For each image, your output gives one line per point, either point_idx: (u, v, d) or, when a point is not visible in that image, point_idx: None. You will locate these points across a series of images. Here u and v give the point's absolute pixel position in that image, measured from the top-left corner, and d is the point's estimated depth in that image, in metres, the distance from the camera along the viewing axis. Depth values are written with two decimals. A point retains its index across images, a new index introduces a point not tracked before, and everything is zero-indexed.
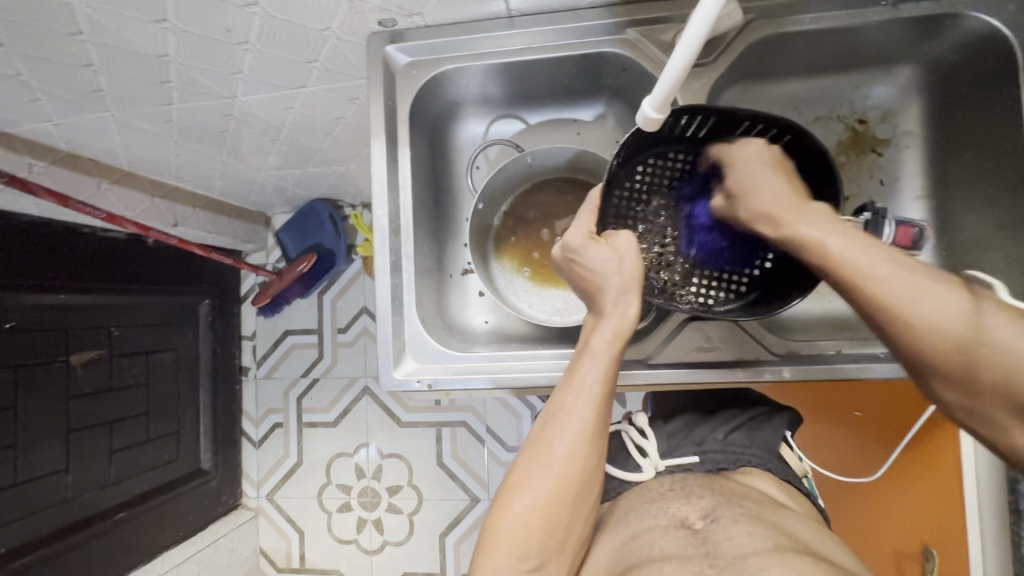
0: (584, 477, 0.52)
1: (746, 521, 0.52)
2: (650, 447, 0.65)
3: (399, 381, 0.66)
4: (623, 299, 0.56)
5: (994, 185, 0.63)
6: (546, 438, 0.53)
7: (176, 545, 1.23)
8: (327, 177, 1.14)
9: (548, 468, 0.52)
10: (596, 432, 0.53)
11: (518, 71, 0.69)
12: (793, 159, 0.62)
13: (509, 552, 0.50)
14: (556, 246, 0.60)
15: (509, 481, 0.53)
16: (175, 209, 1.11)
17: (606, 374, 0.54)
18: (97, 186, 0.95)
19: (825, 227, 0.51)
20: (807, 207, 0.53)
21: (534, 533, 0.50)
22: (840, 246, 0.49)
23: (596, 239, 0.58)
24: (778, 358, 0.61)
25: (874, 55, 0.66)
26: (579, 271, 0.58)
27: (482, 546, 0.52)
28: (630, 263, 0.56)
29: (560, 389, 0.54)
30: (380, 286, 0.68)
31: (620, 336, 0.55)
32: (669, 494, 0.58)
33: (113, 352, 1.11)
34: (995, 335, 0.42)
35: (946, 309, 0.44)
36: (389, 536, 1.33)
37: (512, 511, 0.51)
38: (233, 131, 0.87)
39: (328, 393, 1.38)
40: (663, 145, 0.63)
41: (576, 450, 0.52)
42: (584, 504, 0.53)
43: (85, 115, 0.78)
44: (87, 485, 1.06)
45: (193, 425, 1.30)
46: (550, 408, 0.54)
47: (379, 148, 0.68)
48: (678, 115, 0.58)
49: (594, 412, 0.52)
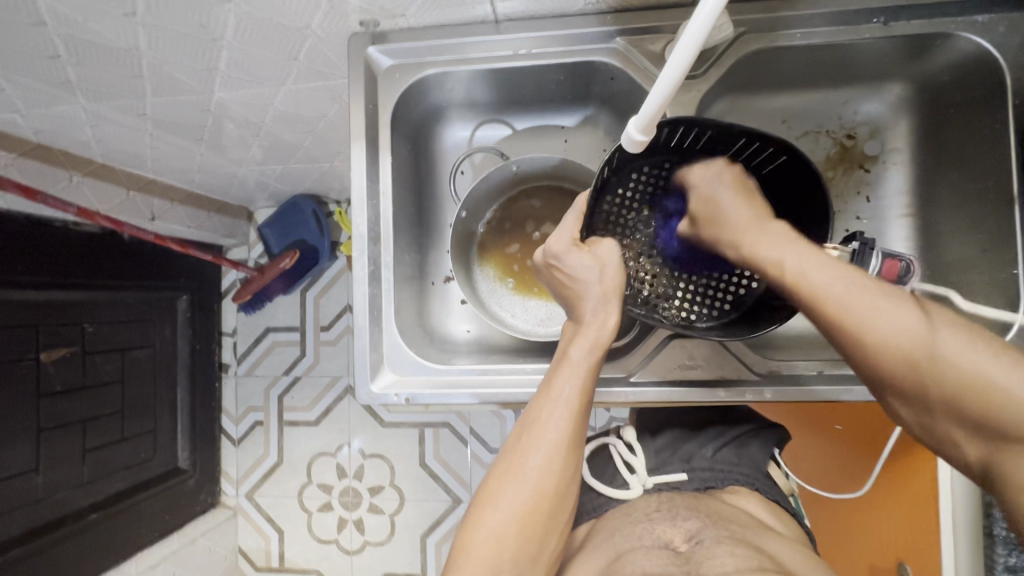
0: (559, 490, 0.51)
1: (728, 542, 0.52)
2: (638, 463, 0.66)
3: (378, 394, 0.65)
4: (603, 307, 0.55)
5: (979, 205, 0.63)
6: (521, 448, 0.51)
7: (152, 545, 1.21)
8: (311, 174, 1.12)
9: (522, 479, 0.50)
10: (572, 443, 0.52)
11: (505, 76, 0.68)
12: (787, 178, 0.61)
13: (479, 568, 0.48)
14: (537, 250, 0.59)
15: (481, 493, 0.52)
16: (152, 204, 1.08)
17: (584, 384, 0.52)
18: (69, 179, 0.92)
19: (780, 247, 0.52)
20: (766, 225, 0.55)
21: (506, 547, 0.49)
22: (797, 265, 0.50)
23: (579, 245, 0.57)
24: (761, 378, 0.61)
25: (864, 72, 0.66)
26: (561, 277, 0.57)
27: (451, 561, 0.50)
28: (612, 272, 0.56)
29: (537, 398, 0.53)
30: (359, 295, 0.66)
31: (598, 345, 0.54)
32: (655, 515, 0.58)
33: (86, 349, 1.08)
34: (948, 352, 0.43)
35: (900, 327, 0.45)
36: (370, 537, 1.32)
37: (484, 524, 0.49)
38: (212, 126, 0.84)
39: (310, 391, 1.36)
40: (657, 156, 0.62)
41: (552, 461, 0.50)
42: (559, 518, 0.52)
43: (55, 106, 0.75)
44: (57, 486, 1.03)
45: (170, 423, 1.27)
46: (525, 419, 0.53)
47: (360, 153, 0.66)
48: (673, 126, 0.57)
49: (571, 422, 0.51)
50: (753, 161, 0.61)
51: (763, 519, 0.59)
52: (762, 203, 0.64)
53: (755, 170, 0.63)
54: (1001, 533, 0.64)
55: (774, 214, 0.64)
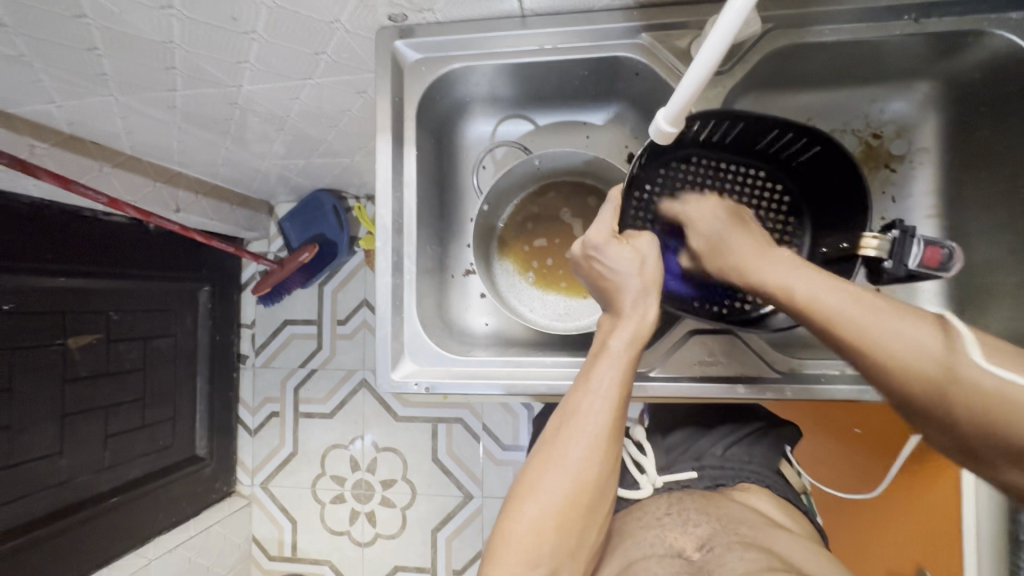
0: (599, 483, 0.51)
1: (739, 547, 0.51)
2: (647, 462, 0.65)
3: (397, 382, 0.65)
4: (643, 300, 0.55)
5: (1011, 208, 0.62)
6: (561, 440, 0.51)
7: (168, 530, 1.23)
8: (332, 169, 1.13)
9: (563, 470, 0.50)
10: (612, 435, 0.51)
11: (529, 72, 0.68)
12: (817, 169, 0.62)
13: (520, 557, 0.48)
14: (576, 242, 0.59)
15: (520, 485, 0.52)
16: (177, 195, 1.10)
17: (624, 375, 0.53)
18: (99, 169, 0.94)
19: (788, 272, 0.52)
20: (770, 251, 0.55)
21: (548, 537, 0.49)
22: (805, 289, 0.49)
23: (618, 238, 0.57)
24: (781, 375, 0.61)
25: (893, 70, 0.65)
26: (599, 270, 0.57)
27: (489, 552, 0.50)
28: (652, 264, 0.56)
29: (576, 389, 0.53)
30: (381, 285, 0.67)
31: (638, 338, 0.54)
32: (666, 519, 0.58)
33: (111, 336, 1.10)
34: (968, 369, 0.41)
35: (914, 349, 0.44)
36: (381, 530, 1.33)
37: (525, 515, 0.49)
38: (238, 119, 0.86)
39: (326, 383, 1.38)
40: (687, 149, 0.62)
41: (592, 452, 0.50)
42: (598, 510, 0.51)
43: (88, 98, 0.77)
44: (80, 468, 1.05)
45: (189, 411, 1.29)
46: (564, 409, 0.53)
47: (384, 146, 0.67)
48: (702, 120, 0.57)
49: (611, 414, 0.51)
50: (783, 152, 0.62)
51: (776, 519, 0.58)
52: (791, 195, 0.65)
53: (785, 162, 0.63)
54: None
55: (802, 204, 0.65)
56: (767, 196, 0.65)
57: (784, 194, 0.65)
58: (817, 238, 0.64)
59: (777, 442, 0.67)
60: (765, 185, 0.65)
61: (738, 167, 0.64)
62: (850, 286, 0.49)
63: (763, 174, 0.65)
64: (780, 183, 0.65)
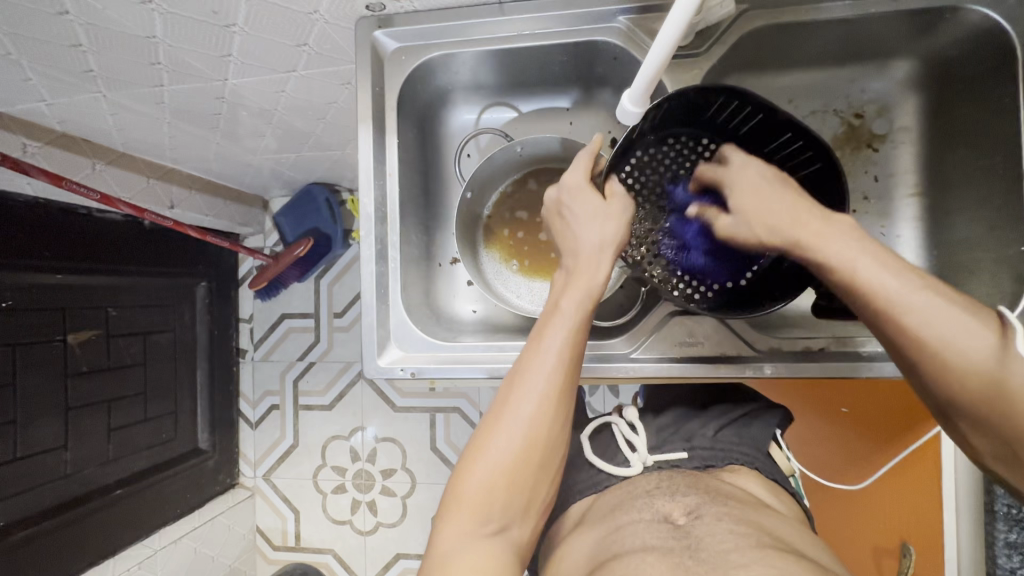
0: (549, 441, 0.51)
1: (728, 518, 0.52)
2: (639, 441, 0.65)
3: (384, 368, 0.66)
4: (598, 258, 0.55)
5: (989, 184, 0.61)
6: (511, 399, 0.52)
7: (173, 521, 1.25)
8: (323, 162, 1.14)
9: (513, 430, 0.51)
10: (562, 394, 0.52)
11: (511, 58, 0.69)
12: (806, 187, 0.61)
13: (471, 514, 0.50)
14: (548, 191, 0.60)
15: (473, 444, 0.52)
16: (171, 191, 1.11)
17: (576, 334, 0.53)
18: (92, 167, 0.95)
19: (846, 251, 0.47)
20: (828, 220, 0.49)
21: (497, 495, 0.50)
22: (868, 274, 0.46)
23: (583, 193, 0.58)
24: (761, 354, 0.61)
25: (871, 48, 0.65)
26: (560, 228, 0.58)
27: (442, 511, 0.52)
28: (610, 221, 0.56)
29: (528, 348, 0.54)
30: (366, 273, 0.67)
31: (591, 297, 0.54)
32: (655, 490, 0.59)
33: (110, 331, 1.12)
34: (1018, 378, 0.42)
35: (974, 352, 0.43)
36: (382, 518, 1.35)
37: (476, 474, 0.50)
38: (227, 114, 0.86)
39: (325, 376, 1.39)
40: (699, 126, 0.63)
41: (543, 411, 0.51)
42: (549, 470, 0.52)
43: (78, 95, 0.78)
44: (85, 462, 1.07)
45: (190, 405, 1.31)
46: (517, 368, 0.53)
47: (366, 136, 0.67)
48: (704, 96, 0.58)
49: (562, 372, 0.52)
50: (783, 161, 0.62)
51: (759, 495, 0.60)
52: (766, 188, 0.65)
53: (782, 171, 0.63)
54: (1004, 511, 0.65)
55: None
56: None
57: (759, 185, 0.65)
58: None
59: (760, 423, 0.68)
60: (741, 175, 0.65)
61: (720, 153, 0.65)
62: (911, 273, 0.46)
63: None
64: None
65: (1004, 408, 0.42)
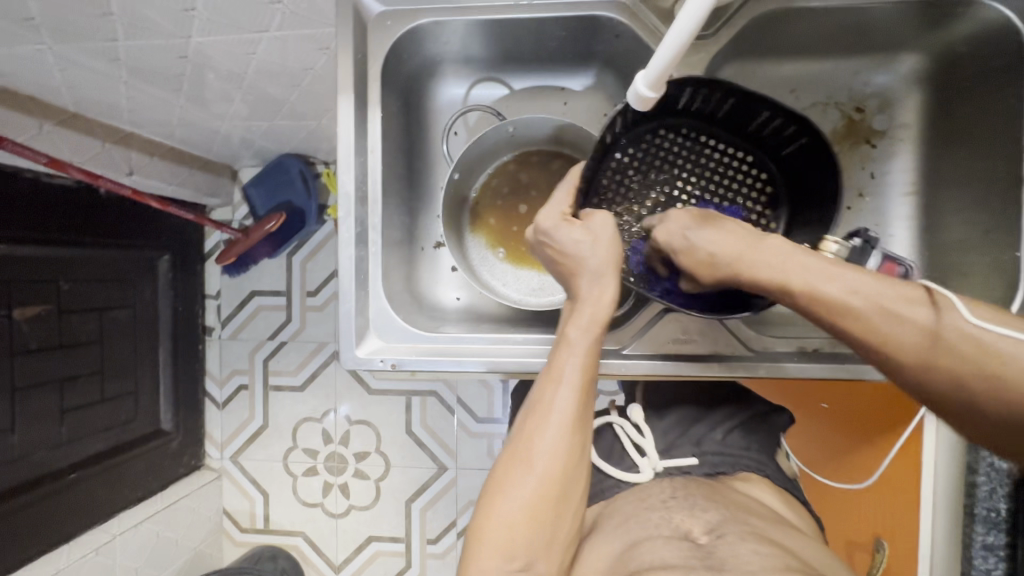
0: (568, 473, 0.51)
1: (751, 538, 0.51)
2: (648, 445, 0.65)
3: (362, 359, 0.63)
4: (598, 283, 0.54)
5: (987, 185, 0.61)
6: (527, 435, 0.52)
7: (134, 505, 1.20)
8: (298, 132, 1.07)
9: (528, 466, 0.50)
10: (577, 423, 0.51)
11: (506, 29, 0.64)
12: (803, 163, 0.60)
13: (496, 553, 0.49)
14: (528, 228, 0.59)
15: (491, 483, 0.52)
16: (129, 157, 1.03)
17: (585, 363, 0.52)
18: (38, 128, 0.86)
19: (776, 262, 0.49)
20: (761, 241, 0.50)
21: (520, 532, 0.49)
22: (803, 281, 0.47)
23: (569, 220, 0.56)
24: (754, 355, 0.60)
25: (877, 39, 0.64)
26: (555, 254, 0.57)
27: (466, 552, 0.50)
28: (606, 245, 0.54)
29: (540, 380, 0.53)
30: (344, 257, 0.63)
31: (597, 323, 0.53)
32: (671, 503, 0.57)
33: (62, 308, 1.04)
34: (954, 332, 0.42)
35: (907, 321, 0.43)
36: (355, 501, 1.33)
37: (495, 513, 0.50)
38: (192, 75, 0.79)
39: (296, 356, 1.34)
40: (683, 117, 0.61)
41: (559, 443, 0.50)
42: (571, 501, 0.52)
43: (19, 46, 0.69)
44: (35, 445, 1.01)
45: (152, 385, 1.25)
46: (531, 402, 0.53)
47: (348, 107, 0.62)
48: (693, 87, 0.56)
49: (575, 401, 0.51)
50: (775, 141, 0.60)
51: (778, 509, 0.60)
52: (773, 186, 0.63)
53: (776, 150, 0.61)
54: (982, 514, 0.65)
55: (781, 199, 0.63)
56: (745, 180, 0.63)
57: (767, 183, 0.63)
58: (789, 235, 0.63)
59: (756, 423, 0.68)
60: (743, 166, 0.63)
61: (723, 145, 0.62)
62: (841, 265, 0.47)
63: (750, 160, 0.63)
64: (770, 176, 0.63)
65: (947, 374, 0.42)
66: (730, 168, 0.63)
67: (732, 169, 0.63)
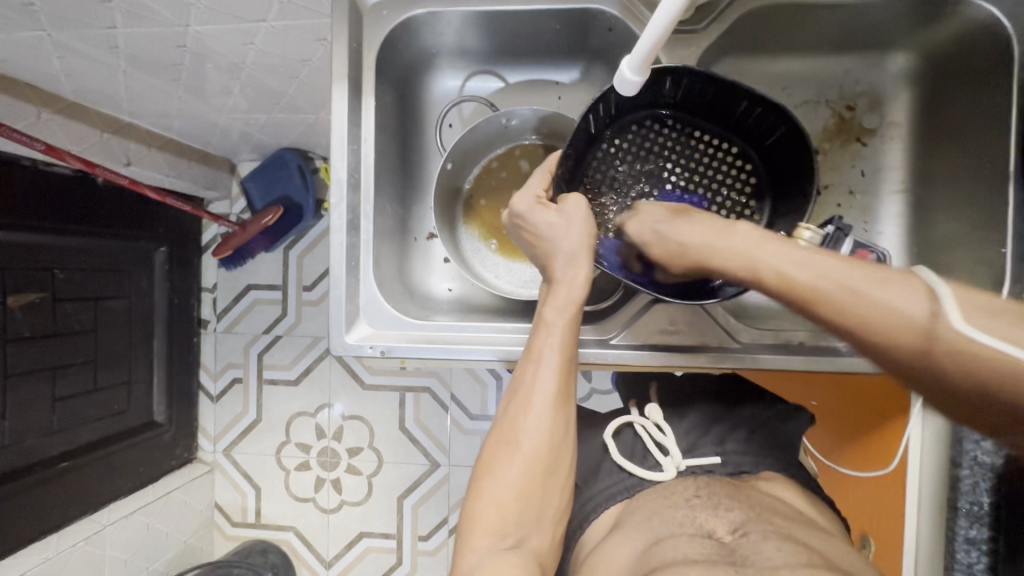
0: (553, 451, 0.51)
1: (775, 537, 0.50)
2: (670, 443, 0.62)
3: (352, 345, 0.63)
4: (572, 262, 0.54)
5: (973, 182, 0.61)
6: (511, 415, 0.52)
7: (125, 496, 1.20)
8: (296, 126, 1.07)
9: (514, 447, 0.51)
10: (561, 400, 0.52)
11: (500, 20, 0.65)
12: (783, 155, 0.60)
13: (489, 537, 0.48)
14: (505, 212, 0.60)
15: (479, 467, 0.52)
16: (127, 148, 1.03)
17: (566, 341, 0.52)
18: (36, 115, 0.87)
19: (746, 247, 0.47)
20: (729, 228, 0.49)
21: (509, 512, 0.49)
22: (782, 266, 0.44)
23: (544, 204, 0.57)
24: (741, 346, 0.61)
25: (866, 37, 0.65)
26: (533, 238, 0.57)
27: (458, 536, 0.51)
28: (578, 227, 0.55)
29: (521, 362, 0.53)
30: (335, 245, 0.63)
31: (572, 303, 0.53)
32: (695, 502, 0.56)
33: (57, 295, 1.04)
34: (959, 328, 0.36)
35: (892, 311, 0.38)
36: (346, 497, 1.33)
37: (485, 495, 0.50)
38: (190, 66, 0.80)
39: (291, 350, 1.34)
40: (669, 108, 0.62)
41: (542, 421, 0.51)
42: (560, 479, 0.52)
43: (18, 32, 0.70)
44: (26, 432, 1.01)
45: (145, 376, 1.24)
46: (514, 383, 0.53)
47: (342, 95, 0.62)
48: (674, 78, 0.57)
49: (557, 379, 0.52)
50: (757, 132, 0.61)
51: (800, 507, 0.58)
52: (756, 178, 0.64)
53: (762, 143, 0.62)
54: (966, 507, 0.61)
55: (767, 192, 0.63)
56: (729, 172, 0.64)
57: (749, 175, 0.64)
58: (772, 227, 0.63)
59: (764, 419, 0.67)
60: (728, 158, 0.63)
61: (708, 137, 0.63)
62: (818, 251, 0.44)
63: (735, 151, 0.63)
64: (753, 168, 0.63)
65: (948, 373, 0.36)
66: (716, 160, 0.64)
67: (717, 161, 0.64)
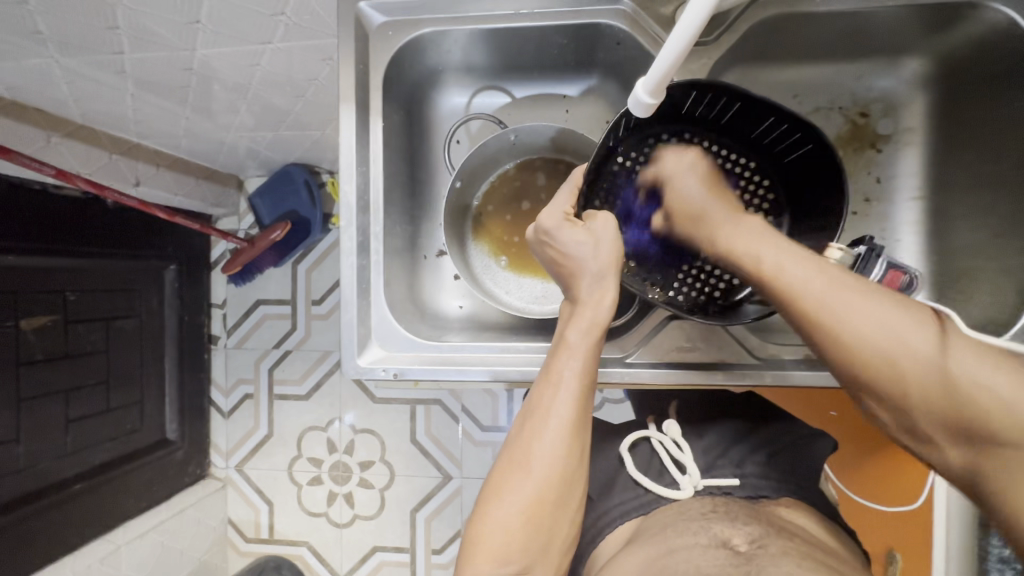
0: (565, 478, 0.50)
1: (794, 554, 0.48)
2: (688, 461, 0.62)
3: (364, 368, 0.62)
4: (599, 285, 0.54)
5: (994, 190, 0.61)
6: (525, 437, 0.51)
7: (139, 514, 1.20)
8: (302, 142, 1.07)
9: (526, 471, 0.49)
10: (576, 427, 0.51)
11: (506, 37, 0.64)
12: (805, 170, 0.59)
13: (489, 559, 0.47)
14: (531, 226, 0.59)
15: (489, 487, 0.51)
16: (137, 168, 1.04)
17: (585, 368, 0.52)
18: (46, 139, 0.88)
19: (755, 241, 0.50)
20: (743, 218, 0.53)
21: (515, 537, 0.48)
22: (783, 266, 0.47)
23: (571, 221, 0.57)
24: (761, 361, 0.59)
25: (881, 44, 0.63)
26: (556, 255, 0.57)
27: (462, 556, 0.50)
28: (607, 247, 0.55)
29: (538, 384, 0.53)
30: (346, 266, 0.63)
31: (597, 326, 0.53)
32: (712, 515, 0.54)
33: (69, 317, 1.05)
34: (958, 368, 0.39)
35: (882, 324, 0.41)
36: (359, 510, 1.32)
37: (492, 517, 0.49)
38: (197, 87, 0.80)
39: (301, 365, 1.34)
40: (687, 123, 0.61)
41: (557, 447, 0.50)
42: (570, 507, 0.51)
43: (27, 59, 0.70)
44: (40, 454, 1.01)
45: (157, 393, 1.25)
46: (531, 405, 0.52)
47: (349, 115, 0.62)
48: (699, 91, 0.56)
49: (574, 407, 0.51)
50: (777, 148, 0.60)
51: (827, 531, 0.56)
52: (774, 192, 0.62)
53: (784, 159, 0.60)
54: None
55: (786, 206, 0.62)
56: (749, 187, 0.62)
57: (768, 190, 0.62)
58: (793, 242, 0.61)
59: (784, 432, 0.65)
60: (746, 173, 0.62)
61: (727, 151, 0.62)
62: (824, 262, 0.47)
63: (753, 166, 0.62)
64: (772, 183, 0.62)
65: (911, 385, 0.40)
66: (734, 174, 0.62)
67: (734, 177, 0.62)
